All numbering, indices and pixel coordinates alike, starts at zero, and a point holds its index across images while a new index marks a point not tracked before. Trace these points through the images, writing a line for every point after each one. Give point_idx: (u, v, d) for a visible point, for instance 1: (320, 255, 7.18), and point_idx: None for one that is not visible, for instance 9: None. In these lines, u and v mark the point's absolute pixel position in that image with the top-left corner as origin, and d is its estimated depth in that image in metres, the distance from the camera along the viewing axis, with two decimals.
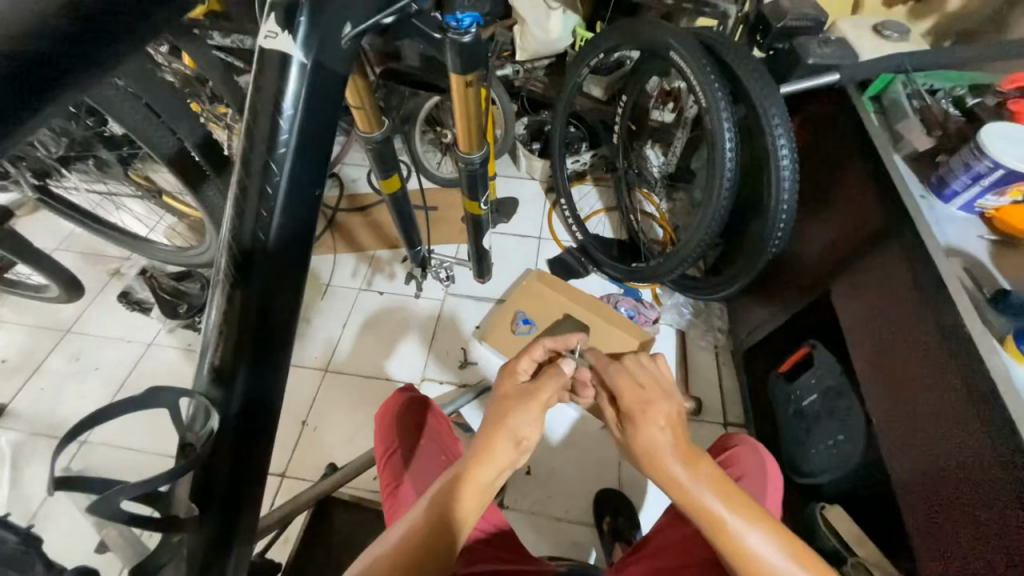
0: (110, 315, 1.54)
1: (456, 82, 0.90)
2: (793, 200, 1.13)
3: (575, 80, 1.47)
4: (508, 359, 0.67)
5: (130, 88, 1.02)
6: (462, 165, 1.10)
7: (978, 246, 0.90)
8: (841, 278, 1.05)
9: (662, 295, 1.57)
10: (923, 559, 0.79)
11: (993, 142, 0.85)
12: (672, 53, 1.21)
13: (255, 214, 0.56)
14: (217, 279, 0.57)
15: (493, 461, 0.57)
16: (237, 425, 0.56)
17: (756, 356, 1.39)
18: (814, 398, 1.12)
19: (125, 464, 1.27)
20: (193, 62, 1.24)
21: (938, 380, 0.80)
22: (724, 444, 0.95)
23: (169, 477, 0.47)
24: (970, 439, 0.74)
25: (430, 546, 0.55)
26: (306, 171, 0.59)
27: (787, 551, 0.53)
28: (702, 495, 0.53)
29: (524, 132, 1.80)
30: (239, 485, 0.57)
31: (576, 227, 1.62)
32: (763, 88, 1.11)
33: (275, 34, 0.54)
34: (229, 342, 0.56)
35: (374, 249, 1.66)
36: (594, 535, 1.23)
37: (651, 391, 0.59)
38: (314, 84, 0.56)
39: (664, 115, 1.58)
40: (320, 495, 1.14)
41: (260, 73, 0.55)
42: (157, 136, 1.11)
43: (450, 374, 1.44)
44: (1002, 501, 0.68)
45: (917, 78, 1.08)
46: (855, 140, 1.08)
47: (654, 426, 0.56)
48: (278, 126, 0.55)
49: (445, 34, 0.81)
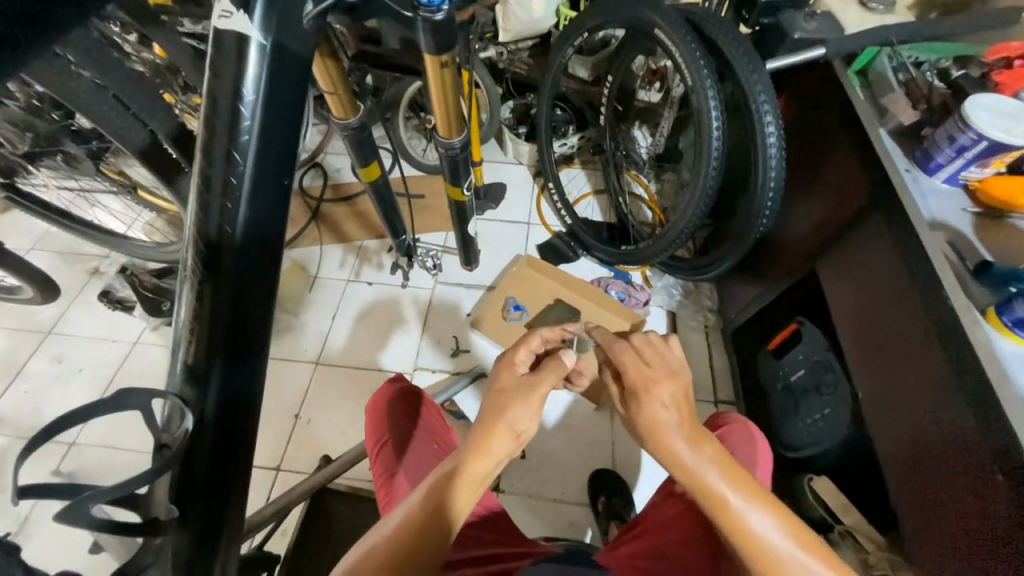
0: (92, 315, 1.50)
1: (430, 63, 0.87)
2: (780, 178, 1.13)
3: (560, 61, 1.43)
4: (505, 348, 0.64)
5: (95, 78, 0.99)
6: (443, 151, 1.07)
7: (961, 218, 0.90)
8: (829, 254, 1.05)
9: (652, 277, 1.57)
10: (909, 527, 0.81)
11: (976, 113, 0.85)
12: (657, 30, 1.18)
13: (220, 206, 0.54)
14: (186, 274, 0.55)
15: (492, 449, 0.56)
16: (215, 424, 0.55)
17: (745, 334, 1.40)
18: (801, 374, 1.14)
19: (114, 464, 1.25)
20: (162, 51, 1.19)
21: (923, 353, 0.81)
22: (715, 422, 0.96)
23: (146, 479, 0.45)
24: (951, 411, 0.75)
25: (431, 525, 0.55)
26: (273, 159, 0.56)
27: (788, 526, 0.53)
28: (706, 471, 0.53)
29: (509, 116, 1.77)
30: (222, 485, 0.56)
31: (565, 211, 1.61)
32: (748, 64, 1.09)
33: (229, 14, 0.51)
34: (202, 338, 0.54)
35: (361, 239, 1.64)
36: (589, 515, 1.25)
37: (657, 369, 0.56)
38: (275, 67, 0.54)
39: (651, 95, 1.55)
40: (314, 488, 1.11)
41: (217, 58, 0.52)
42: (126, 128, 1.07)
43: (443, 362, 1.44)
44: (980, 470, 0.70)
45: (903, 50, 1.07)
46: (840, 114, 1.07)
47: (661, 400, 0.54)
48: (239, 113, 0.53)
49: (416, 13, 0.77)
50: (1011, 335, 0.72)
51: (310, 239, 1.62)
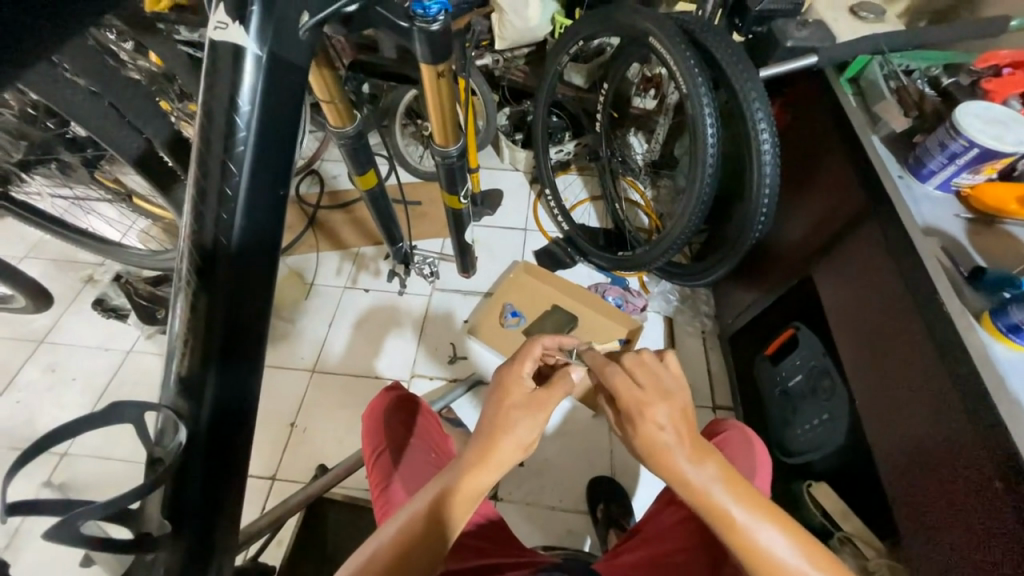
0: (85, 323, 1.49)
1: (427, 73, 0.88)
2: (775, 185, 1.14)
3: (556, 68, 1.45)
4: (511, 358, 0.61)
5: (92, 87, 0.99)
6: (440, 159, 1.08)
7: (954, 224, 0.91)
8: (824, 260, 1.06)
9: (649, 282, 1.58)
10: (907, 532, 0.81)
11: (967, 121, 0.86)
12: (652, 39, 1.19)
13: (215, 217, 0.53)
14: (180, 283, 0.55)
15: (493, 465, 0.55)
16: (208, 437, 0.54)
17: (742, 340, 1.41)
18: (799, 379, 1.14)
19: (107, 474, 1.24)
20: (160, 60, 1.19)
21: (919, 359, 0.81)
22: (713, 429, 0.96)
23: (137, 494, 0.44)
24: (949, 417, 0.75)
25: (428, 532, 0.55)
26: (267, 169, 0.56)
27: (791, 536, 0.53)
28: (709, 486, 0.52)
29: (506, 123, 1.78)
30: (215, 500, 0.55)
31: (562, 217, 1.61)
32: (743, 72, 1.10)
33: (225, 25, 0.51)
34: (197, 346, 0.54)
35: (358, 246, 1.64)
36: (588, 523, 1.24)
37: (650, 394, 0.55)
38: (270, 78, 0.54)
39: (646, 102, 1.58)
40: (310, 499, 1.09)
41: (212, 69, 0.52)
42: (122, 137, 1.07)
43: (440, 369, 1.43)
44: (979, 478, 0.69)
45: (894, 59, 1.09)
46: (834, 120, 1.08)
47: (660, 417, 0.53)
48: (235, 124, 0.53)
49: (413, 23, 0.77)
50: (1006, 340, 0.73)
51: (307, 246, 1.62)
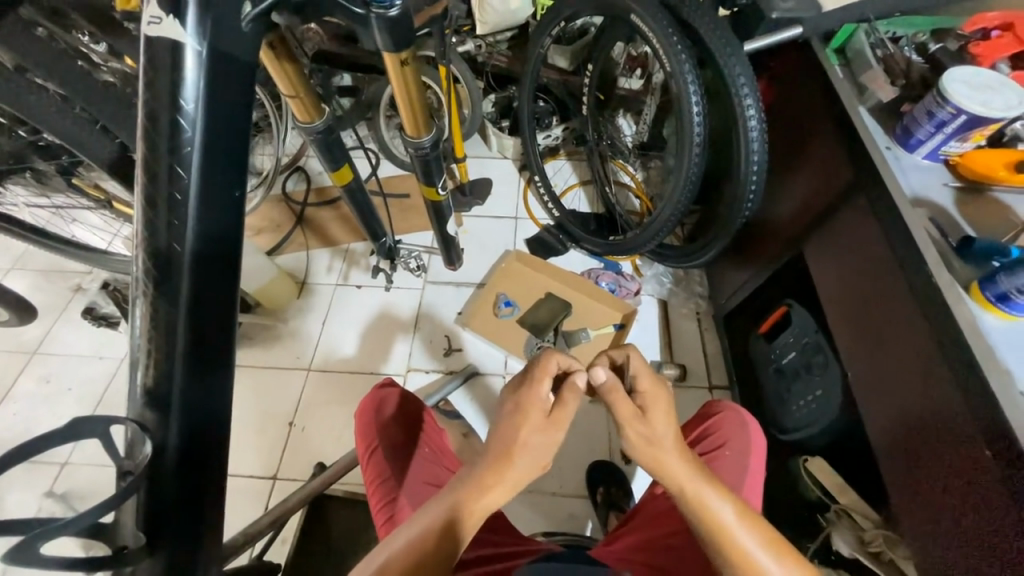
0: (77, 332, 1.48)
1: (391, 61, 0.85)
2: (762, 162, 1.12)
3: (539, 52, 1.41)
4: (528, 379, 0.59)
5: (59, 91, 0.96)
6: (413, 151, 1.06)
7: (942, 194, 0.89)
8: (814, 235, 1.05)
9: (642, 266, 1.57)
10: (903, 505, 0.80)
11: (954, 88, 0.84)
12: (633, 16, 1.16)
13: (166, 224, 0.52)
14: (138, 291, 0.54)
15: (508, 480, 0.56)
16: (182, 446, 0.54)
17: (736, 319, 1.40)
18: (792, 356, 1.14)
19: (103, 484, 1.24)
20: (133, 63, 1.14)
21: (909, 335, 0.81)
22: (707, 412, 0.96)
23: (105, 507, 0.43)
24: (940, 388, 0.74)
25: (441, 547, 0.54)
26: (221, 169, 0.55)
27: (768, 545, 0.54)
28: (701, 491, 0.54)
29: (492, 110, 1.75)
30: (191, 509, 0.54)
31: (552, 204, 1.59)
32: (726, 45, 1.07)
33: (159, 19, 0.50)
34: (162, 355, 0.53)
35: (348, 242, 1.62)
36: (588, 507, 1.25)
37: (651, 395, 0.58)
38: (213, 75, 0.52)
39: (633, 82, 1.54)
40: (310, 496, 1.10)
41: (151, 68, 0.51)
42: (93, 142, 1.03)
43: (436, 362, 1.42)
44: (971, 446, 0.69)
45: (880, 27, 1.06)
46: (820, 93, 1.05)
47: (664, 427, 0.56)
48: (179, 125, 0.51)
49: (369, 9, 0.73)
50: (994, 310, 0.73)
51: (296, 245, 1.61)
